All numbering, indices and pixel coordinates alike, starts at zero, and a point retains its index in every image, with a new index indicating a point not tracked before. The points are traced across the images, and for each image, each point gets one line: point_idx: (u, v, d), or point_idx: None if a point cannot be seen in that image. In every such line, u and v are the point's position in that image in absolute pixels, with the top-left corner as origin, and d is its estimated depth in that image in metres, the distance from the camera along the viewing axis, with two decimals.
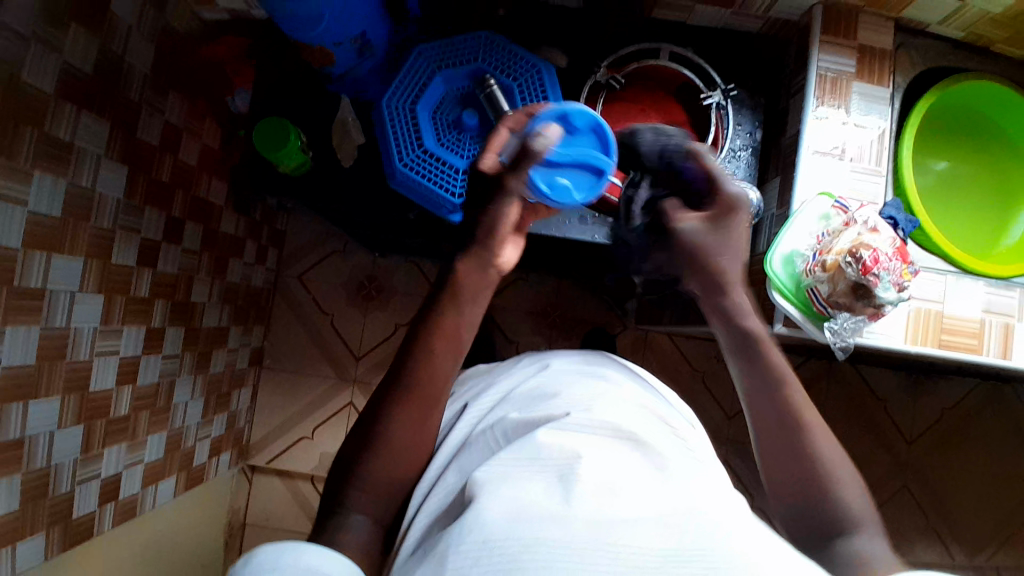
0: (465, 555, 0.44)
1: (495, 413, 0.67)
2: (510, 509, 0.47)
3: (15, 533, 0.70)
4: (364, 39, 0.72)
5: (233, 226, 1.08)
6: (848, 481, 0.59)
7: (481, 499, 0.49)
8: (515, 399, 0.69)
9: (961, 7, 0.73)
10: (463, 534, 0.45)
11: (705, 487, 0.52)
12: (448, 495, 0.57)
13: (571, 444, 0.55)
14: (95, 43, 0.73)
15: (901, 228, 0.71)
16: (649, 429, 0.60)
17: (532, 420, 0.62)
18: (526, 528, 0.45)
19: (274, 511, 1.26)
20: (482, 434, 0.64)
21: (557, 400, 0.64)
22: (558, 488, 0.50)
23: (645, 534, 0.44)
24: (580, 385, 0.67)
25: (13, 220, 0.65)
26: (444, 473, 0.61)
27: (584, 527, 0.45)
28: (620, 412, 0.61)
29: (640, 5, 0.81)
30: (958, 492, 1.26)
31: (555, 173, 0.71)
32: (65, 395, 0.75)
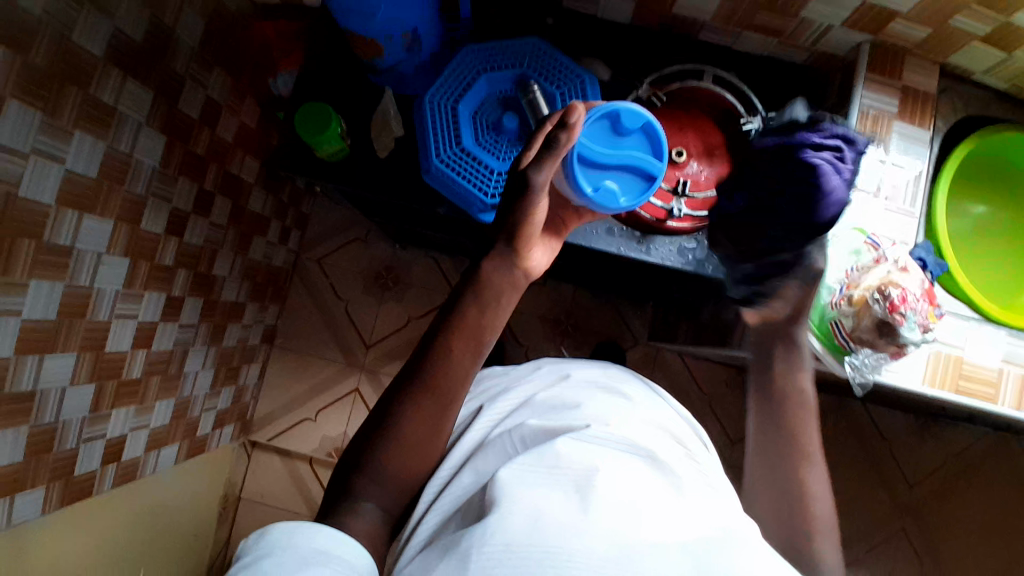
0: (489, 556, 0.44)
1: (514, 418, 0.68)
2: (533, 513, 0.47)
3: (17, 484, 0.71)
4: (414, 34, 0.73)
5: (260, 204, 1.09)
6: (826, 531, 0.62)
7: (504, 501, 0.49)
8: (534, 405, 0.69)
9: (1010, 58, 0.73)
10: (486, 535, 0.46)
11: (720, 512, 0.52)
12: (461, 496, 0.58)
13: (591, 456, 0.55)
14: (148, 12, 0.75)
15: (930, 270, 0.71)
16: (666, 449, 0.60)
17: (550, 427, 0.62)
18: (551, 534, 0.45)
19: (270, 489, 1.26)
20: (498, 436, 0.64)
21: (576, 410, 0.64)
22: (578, 496, 0.50)
23: (664, 552, 0.45)
24: (599, 398, 0.67)
25: (49, 177, 0.66)
26: (460, 473, 0.61)
27: (606, 537, 0.46)
28: (640, 430, 0.61)
29: (688, 27, 0.82)
30: (956, 543, 1.24)
31: (604, 175, 0.70)
32: (79, 353, 0.76)
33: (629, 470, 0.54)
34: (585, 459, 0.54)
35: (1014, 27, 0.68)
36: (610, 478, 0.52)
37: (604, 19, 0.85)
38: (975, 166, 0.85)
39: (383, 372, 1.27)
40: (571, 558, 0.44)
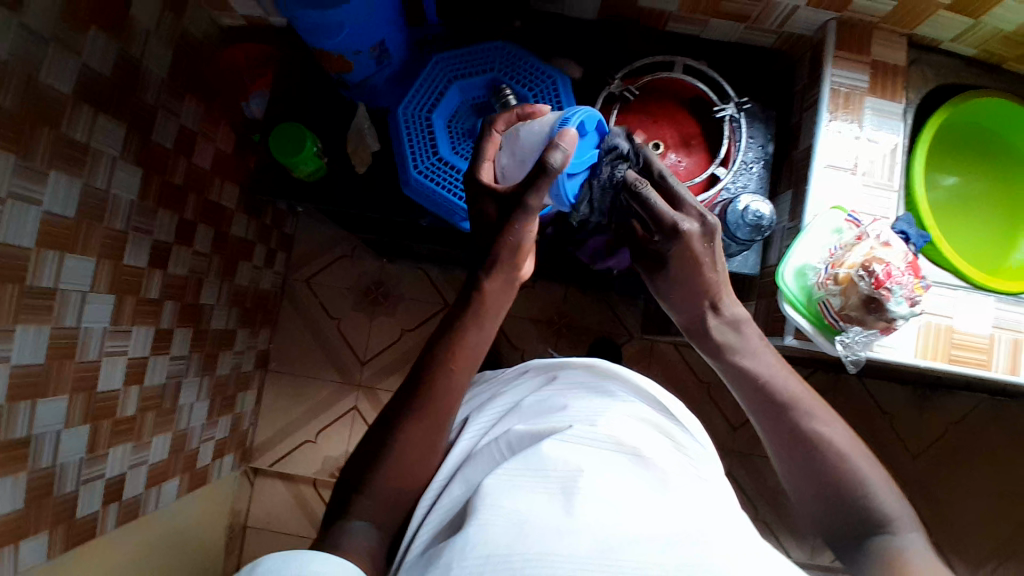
0: (467, 569, 0.45)
1: (503, 423, 0.67)
2: (514, 524, 0.47)
3: (19, 532, 0.70)
4: (383, 47, 0.73)
5: (243, 229, 1.08)
6: (884, 485, 0.60)
7: (484, 513, 0.49)
8: (523, 410, 0.68)
9: (974, 24, 0.73)
10: (465, 549, 0.46)
11: (709, 503, 0.52)
12: (452, 506, 0.57)
13: (575, 458, 0.55)
14: (114, 46, 0.75)
15: (913, 242, 0.71)
16: (653, 444, 0.59)
17: (537, 429, 0.62)
18: (531, 544, 0.45)
19: (276, 515, 1.25)
20: (484, 445, 0.64)
21: (564, 411, 0.64)
22: (562, 502, 0.50)
23: (644, 548, 0.44)
24: (586, 397, 0.67)
25: (27, 220, 0.65)
26: (451, 482, 0.60)
27: (588, 542, 0.45)
28: (625, 425, 0.61)
29: (654, 18, 0.82)
30: (963, 509, 1.25)
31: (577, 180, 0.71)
32: (72, 394, 0.75)
33: (614, 469, 0.54)
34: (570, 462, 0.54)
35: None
36: (595, 479, 0.52)
37: (571, 17, 0.85)
38: (947, 135, 0.86)
39: (380, 388, 1.26)
40: (548, 563, 0.43)
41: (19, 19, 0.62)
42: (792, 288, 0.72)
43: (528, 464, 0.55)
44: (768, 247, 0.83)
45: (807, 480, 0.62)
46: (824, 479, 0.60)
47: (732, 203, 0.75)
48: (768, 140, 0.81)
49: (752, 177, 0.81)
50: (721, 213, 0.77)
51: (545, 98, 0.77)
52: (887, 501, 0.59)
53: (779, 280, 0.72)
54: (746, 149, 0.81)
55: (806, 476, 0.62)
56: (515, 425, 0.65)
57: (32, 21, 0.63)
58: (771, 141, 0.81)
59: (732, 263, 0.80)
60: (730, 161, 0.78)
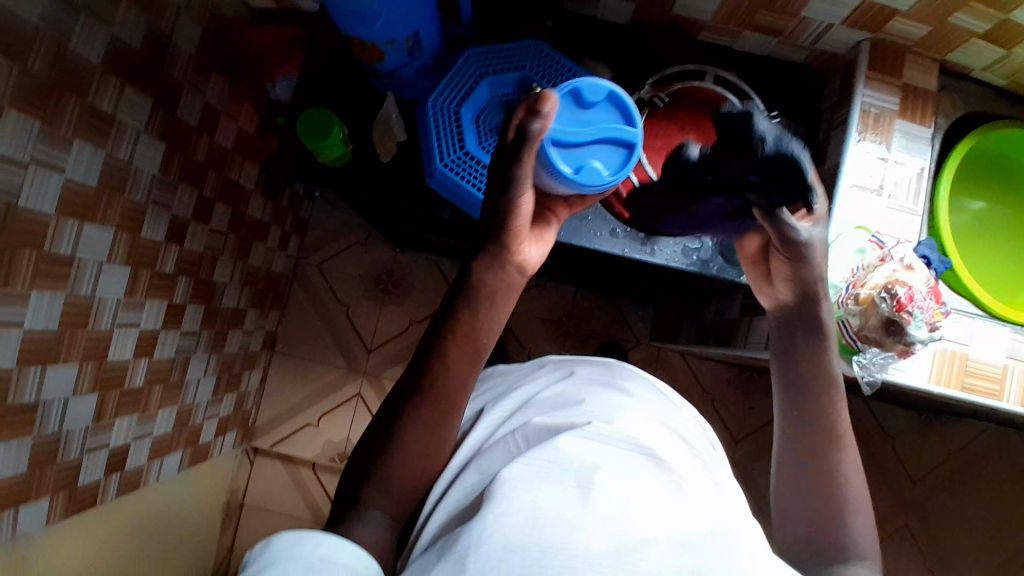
0: (487, 556, 0.45)
1: (519, 415, 0.67)
2: (530, 515, 0.48)
3: (21, 496, 0.70)
4: (416, 39, 0.73)
5: (259, 210, 1.08)
6: (864, 516, 0.64)
7: (500, 499, 0.49)
8: (538, 403, 0.69)
9: (1007, 55, 0.73)
10: (482, 536, 0.46)
11: (722, 508, 0.52)
12: (464, 496, 0.57)
13: (591, 454, 0.55)
14: (145, 19, 0.75)
15: (934, 267, 0.71)
16: (669, 447, 0.59)
17: (554, 423, 0.62)
18: (548, 537, 0.45)
19: (273, 496, 1.26)
20: (499, 437, 0.64)
21: (580, 406, 0.64)
22: (578, 496, 0.50)
23: (659, 550, 0.45)
24: (603, 394, 0.67)
25: (49, 186, 0.65)
26: (464, 472, 0.60)
27: (603, 539, 0.46)
28: (641, 425, 0.61)
29: (686, 27, 0.82)
30: (957, 536, 1.25)
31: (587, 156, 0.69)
32: (82, 363, 0.76)
33: (630, 467, 0.54)
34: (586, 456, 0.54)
35: (1013, 23, 0.68)
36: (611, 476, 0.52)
37: (603, 20, 0.85)
38: (972, 163, 0.85)
39: (385, 377, 1.26)
40: (566, 556, 0.44)
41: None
42: None
43: (545, 455, 0.55)
44: None
45: (799, 490, 0.66)
46: (823, 494, 0.64)
47: None
48: None
49: None
50: None
51: None
52: (861, 535, 0.63)
53: None
54: None
55: (802, 486, 0.66)
56: (530, 417, 0.65)
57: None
58: None
59: None
60: None
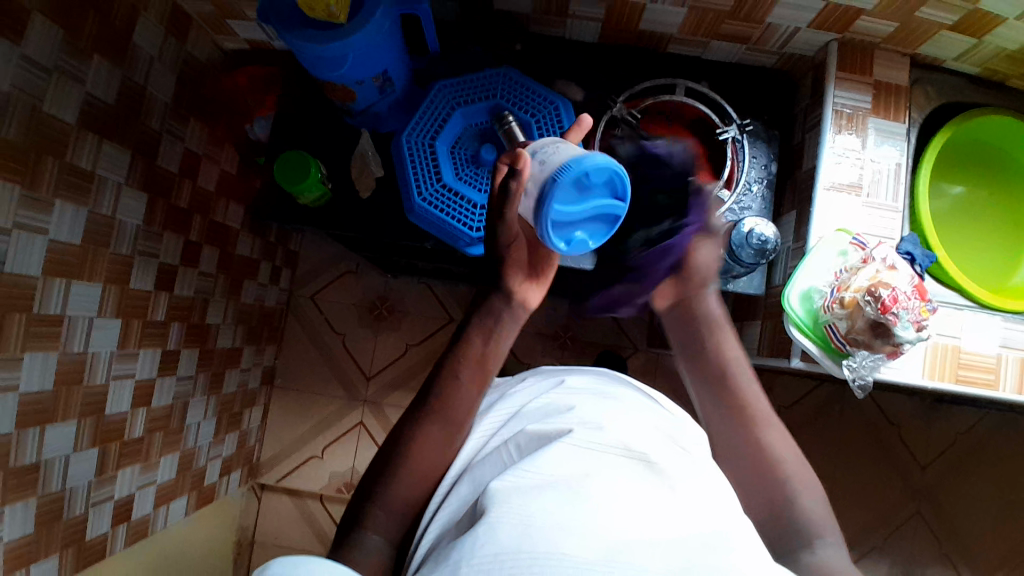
0: (478, 567, 0.44)
1: (511, 424, 0.67)
2: (521, 520, 0.47)
3: (29, 557, 0.71)
4: (385, 77, 0.74)
5: (248, 248, 1.09)
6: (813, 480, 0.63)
7: (494, 509, 0.48)
8: (527, 411, 0.68)
9: (977, 44, 0.73)
10: (475, 546, 0.45)
11: (716, 509, 0.52)
12: (460, 507, 0.57)
13: (583, 463, 0.54)
14: (118, 73, 0.75)
15: (919, 262, 0.71)
16: (661, 448, 0.59)
17: (543, 429, 0.61)
18: (539, 543, 0.45)
19: (284, 530, 1.26)
20: (492, 447, 0.63)
21: (569, 412, 0.63)
22: (571, 502, 0.49)
23: (655, 554, 0.45)
24: (592, 400, 0.66)
25: (33, 249, 0.66)
26: (458, 482, 0.60)
27: (595, 547, 0.45)
28: (633, 430, 0.60)
29: (654, 39, 0.82)
30: (973, 519, 1.24)
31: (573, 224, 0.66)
32: (81, 419, 0.76)
33: (621, 474, 0.54)
34: (577, 463, 0.54)
35: (980, 14, 0.68)
36: (602, 483, 0.51)
37: (571, 38, 0.85)
38: (953, 149, 0.85)
39: (386, 403, 1.26)
40: (561, 561, 0.44)
41: (21, 50, 0.62)
42: (798, 312, 0.72)
43: (533, 462, 0.55)
44: (773, 268, 0.84)
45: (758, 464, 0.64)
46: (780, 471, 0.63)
47: (736, 226, 0.77)
48: (771, 159, 0.82)
49: (755, 198, 0.81)
50: (725, 235, 0.77)
51: (547, 124, 0.77)
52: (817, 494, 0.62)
53: (785, 305, 0.73)
54: (749, 168, 0.81)
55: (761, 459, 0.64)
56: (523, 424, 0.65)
57: (35, 53, 0.63)
58: (773, 160, 0.82)
59: (736, 284, 0.81)
60: (733, 183, 0.79)
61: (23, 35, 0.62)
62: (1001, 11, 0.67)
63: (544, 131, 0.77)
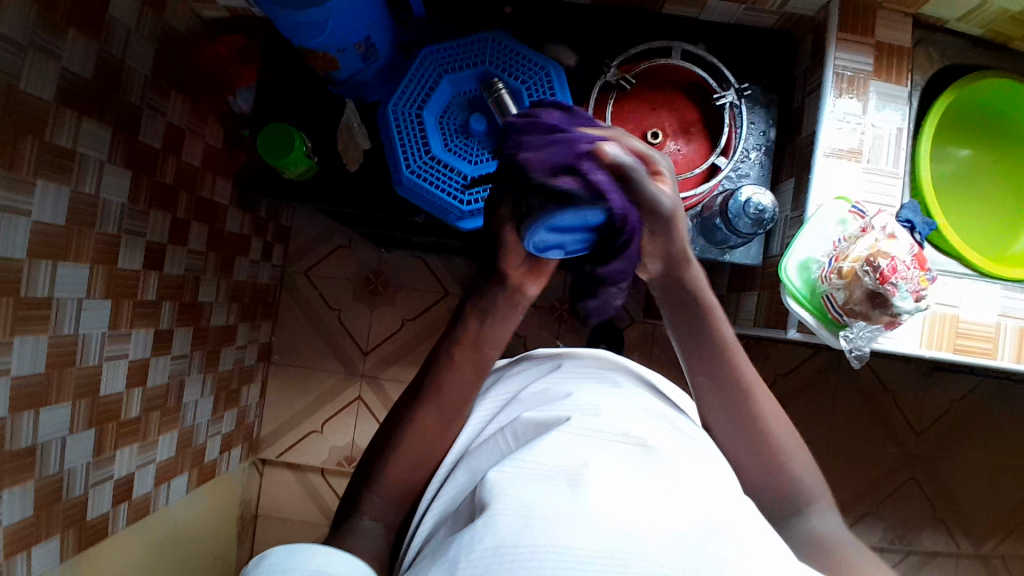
0: (477, 562, 0.44)
1: (506, 413, 0.66)
2: (520, 515, 0.47)
3: (31, 538, 0.71)
4: (368, 43, 0.71)
5: (238, 225, 1.07)
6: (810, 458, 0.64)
7: (492, 504, 0.48)
8: (523, 399, 0.67)
9: (980, 4, 0.71)
10: (473, 542, 0.45)
11: (715, 497, 0.51)
12: (455, 496, 0.58)
13: (581, 454, 0.54)
14: (95, 47, 0.73)
15: (918, 231, 0.71)
16: (660, 436, 0.58)
17: (541, 418, 0.60)
18: (538, 537, 0.45)
19: (286, 503, 1.28)
20: (489, 436, 0.63)
21: (566, 400, 0.63)
22: (570, 495, 0.49)
23: (654, 543, 0.44)
24: (590, 386, 0.65)
25: (16, 231, 0.65)
26: (454, 472, 0.61)
27: (595, 541, 0.45)
28: (631, 418, 0.60)
29: (648, 1, 0.79)
30: (965, 481, 1.26)
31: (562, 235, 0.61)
32: (75, 401, 0.76)
33: (620, 464, 0.53)
34: (576, 454, 0.54)
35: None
36: (601, 475, 0.51)
37: (563, 2, 0.82)
38: (958, 113, 0.83)
39: (383, 378, 1.27)
40: (561, 555, 0.43)
41: None
42: (795, 283, 0.72)
43: (530, 453, 0.54)
44: (770, 238, 0.82)
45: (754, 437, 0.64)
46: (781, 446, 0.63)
47: (734, 195, 0.74)
48: (769, 125, 0.80)
49: (752, 166, 0.80)
50: (722, 205, 0.76)
51: (539, 90, 0.75)
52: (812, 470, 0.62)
53: (782, 275, 0.72)
54: (747, 135, 0.80)
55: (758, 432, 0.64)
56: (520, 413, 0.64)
57: (8, 28, 0.61)
58: (772, 126, 0.80)
59: (735, 254, 0.80)
60: (731, 151, 0.78)
61: None
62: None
63: (535, 99, 0.75)
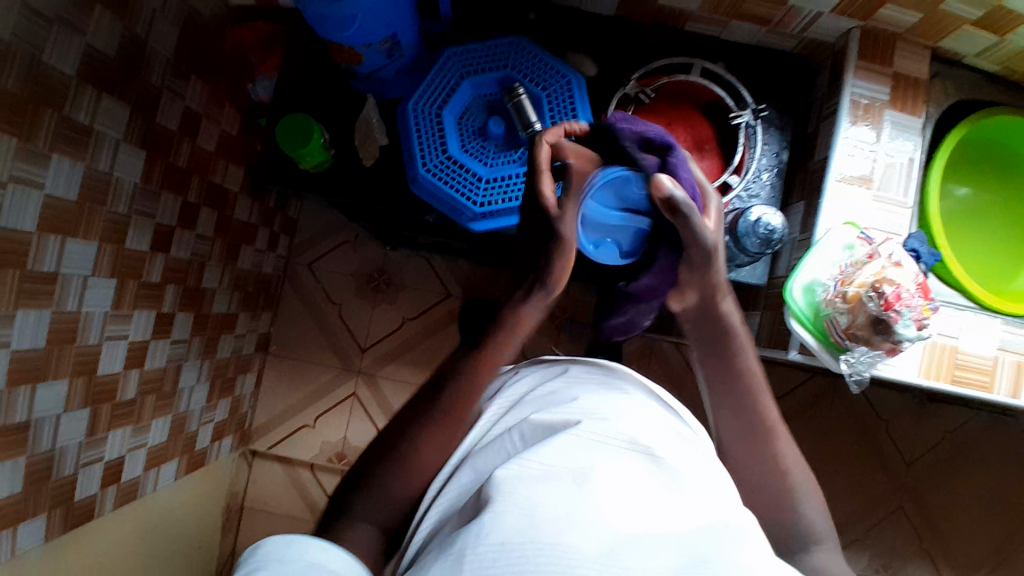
0: (483, 557, 0.44)
1: (515, 413, 0.66)
2: (527, 514, 0.47)
3: (18, 514, 0.70)
4: (394, 40, 0.72)
5: (246, 213, 1.07)
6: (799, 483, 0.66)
7: (499, 501, 0.48)
8: (531, 401, 0.67)
9: (999, 42, 0.72)
10: (480, 536, 0.46)
11: (719, 510, 0.52)
12: (461, 494, 0.58)
13: (589, 458, 0.54)
14: (119, 26, 0.73)
15: (924, 261, 0.71)
16: (666, 445, 0.58)
17: (549, 422, 0.61)
18: (544, 537, 0.45)
19: (273, 496, 1.26)
20: (496, 434, 0.64)
21: (575, 402, 0.63)
22: (576, 497, 0.49)
23: (655, 557, 0.45)
24: (598, 391, 0.66)
25: (29, 204, 0.64)
26: (459, 469, 0.61)
27: (600, 545, 0.45)
28: (639, 424, 0.60)
29: (671, 18, 0.80)
30: (953, 514, 1.26)
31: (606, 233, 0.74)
32: (72, 379, 0.75)
33: (626, 471, 0.53)
34: (584, 458, 0.54)
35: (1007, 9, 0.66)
36: (608, 480, 0.51)
37: (587, 13, 0.83)
38: (970, 149, 0.84)
39: (380, 375, 1.26)
40: (566, 556, 0.44)
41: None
42: (799, 304, 0.72)
43: (538, 453, 0.55)
44: (777, 260, 0.83)
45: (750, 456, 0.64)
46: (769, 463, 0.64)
47: (744, 213, 0.76)
48: (783, 148, 0.81)
49: (763, 185, 0.80)
50: (732, 223, 0.77)
51: (559, 100, 0.76)
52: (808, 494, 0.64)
53: (787, 296, 0.72)
54: (761, 155, 0.80)
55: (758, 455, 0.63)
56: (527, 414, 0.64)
57: (37, 1, 0.61)
58: (785, 148, 0.81)
59: (740, 273, 0.81)
60: (743, 170, 0.79)
61: None
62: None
63: (554, 108, 0.76)
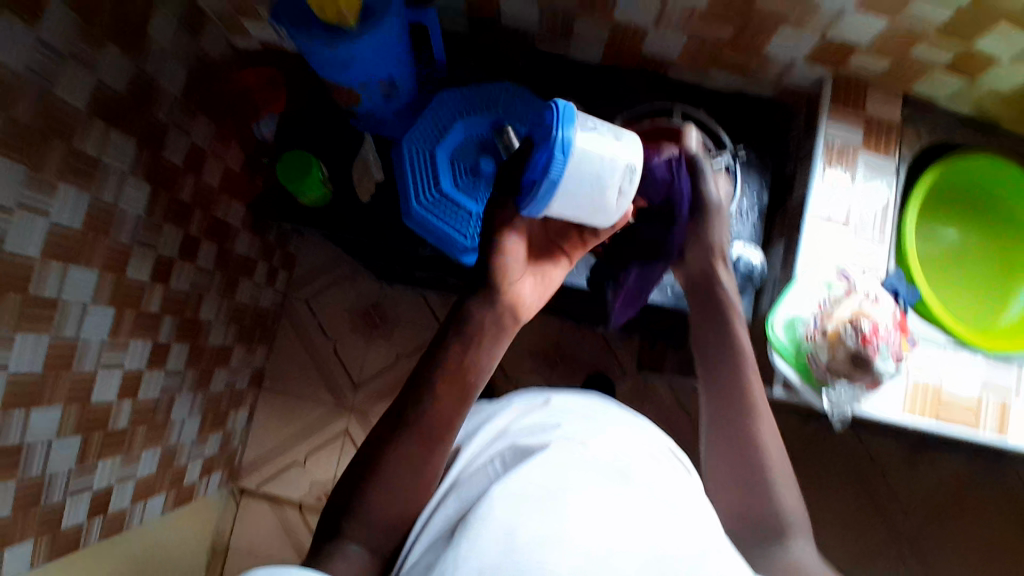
0: None
1: (498, 443, 0.66)
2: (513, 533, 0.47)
3: (2, 541, 0.70)
4: (390, 83, 0.76)
5: (247, 248, 1.10)
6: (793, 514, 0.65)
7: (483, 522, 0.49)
8: (513, 432, 0.68)
9: (968, 83, 0.76)
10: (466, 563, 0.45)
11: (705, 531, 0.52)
12: (445, 524, 0.57)
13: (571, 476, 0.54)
14: (131, 66, 0.78)
15: (902, 298, 0.75)
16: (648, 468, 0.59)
17: (530, 446, 0.61)
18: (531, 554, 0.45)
19: (261, 537, 1.24)
20: (479, 464, 0.64)
21: (555, 430, 0.64)
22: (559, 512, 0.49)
23: None
24: (579, 420, 0.66)
25: (33, 230, 0.67)
26: (444, 501, 0.61)
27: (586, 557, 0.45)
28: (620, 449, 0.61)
29: (652, 66, 0.85)
30: (958, 561, 1.23)
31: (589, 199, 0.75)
32: (66, 405, 0.76)
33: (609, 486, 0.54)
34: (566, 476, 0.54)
35: (974, 52, 0.71)
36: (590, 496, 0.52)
37: (574, 60, 0.88)
38: (953, 189, 0.87)
39: (373, 411, 1.26)
40: None
41: (37, 34, 0.65)
42: (781, 339, 0.73)
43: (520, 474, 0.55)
44: (761, 294, 0.85)
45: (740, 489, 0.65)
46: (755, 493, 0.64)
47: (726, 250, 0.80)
48: (762, 187, 0.84)
49: (747, 224, 0.83)
50: None
51: None
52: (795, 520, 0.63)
53: (768, 330, 0.74)
54: (742, 196, 0.83)
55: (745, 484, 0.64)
56: (510, 443, 0.65)
57: (49, 36, 0.66)
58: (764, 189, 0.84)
59: None
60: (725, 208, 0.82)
61: (40, 18, 0.65)
62: (990, 48, 0.70)
63: None
